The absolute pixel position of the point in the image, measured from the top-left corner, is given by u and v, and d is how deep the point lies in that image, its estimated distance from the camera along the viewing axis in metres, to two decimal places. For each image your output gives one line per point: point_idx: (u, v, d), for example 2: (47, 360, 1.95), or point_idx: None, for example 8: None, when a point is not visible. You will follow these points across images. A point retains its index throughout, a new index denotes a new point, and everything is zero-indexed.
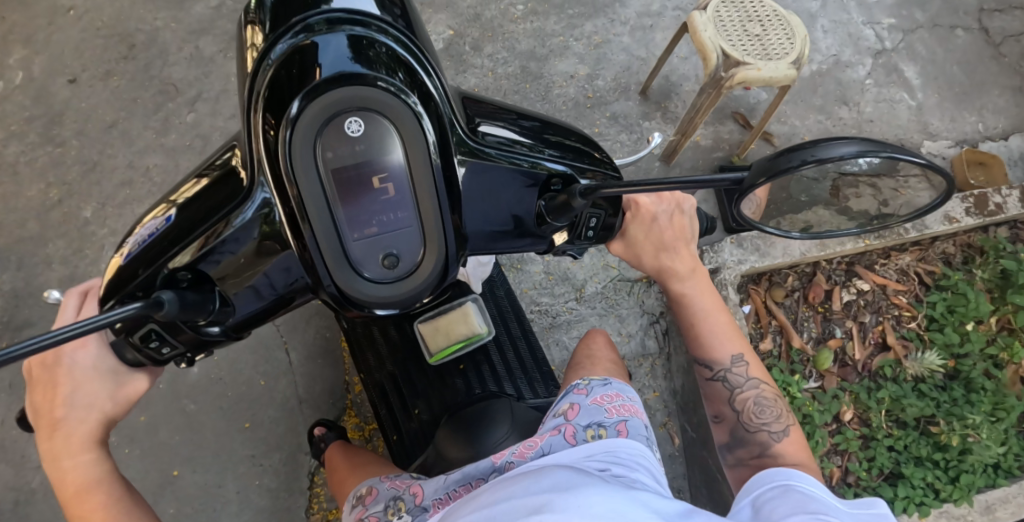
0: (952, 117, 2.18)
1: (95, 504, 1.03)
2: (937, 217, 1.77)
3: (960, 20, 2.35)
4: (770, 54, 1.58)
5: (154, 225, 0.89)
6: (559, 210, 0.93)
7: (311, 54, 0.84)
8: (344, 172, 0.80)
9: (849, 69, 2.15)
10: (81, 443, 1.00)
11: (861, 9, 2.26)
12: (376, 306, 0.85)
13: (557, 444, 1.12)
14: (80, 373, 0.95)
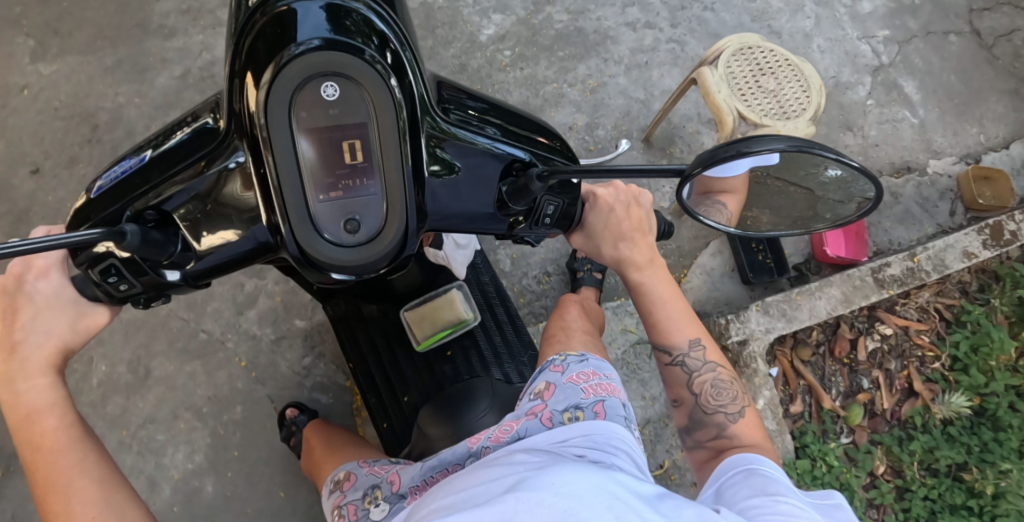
0: (954, 130, 2.12)
1: (45, 438, 0.96)
2: (956, 256, 1.73)
3: (952, 24, 2.29)
4: (788, 110, 1.49)
5: (131, 162, 0.95)
6: (521, 191, 0.96)
7: (295, 19, 0.88)
8: (316, 136, 0.84)
9: (849, 90, 2.08)
10: (34, 369, 0.96)
11: (853, 24, 2.20)
12: (340, 272, 0.88)
13: (534, 428, 1.10)
14: (40, 300, 0.94)
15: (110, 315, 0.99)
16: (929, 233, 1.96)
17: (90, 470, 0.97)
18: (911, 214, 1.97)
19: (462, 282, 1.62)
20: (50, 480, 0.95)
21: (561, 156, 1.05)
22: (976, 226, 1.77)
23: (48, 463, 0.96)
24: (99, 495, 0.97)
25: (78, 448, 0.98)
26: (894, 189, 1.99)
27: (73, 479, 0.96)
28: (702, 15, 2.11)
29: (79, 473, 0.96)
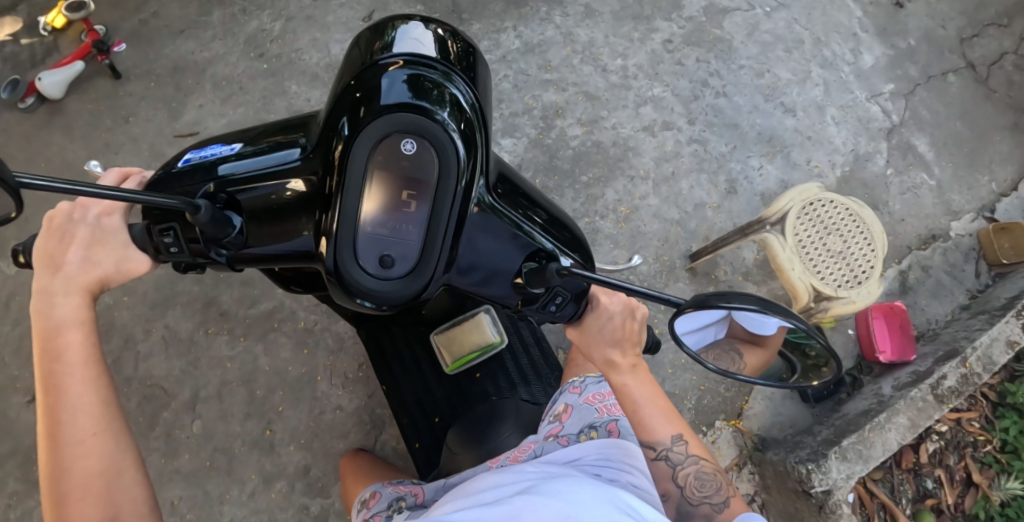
0: (969, 183, 2.11)
1: (62, 364, 0.98)
2: (1000, 347, 1.75)
3: (948, 62, 2.25)
4: (857, 272, 1.45)
5: (220, 151, 1.09)
6: (537, 275, 1.07)
7: (395, 76, 1.00)
8: (383, 177, 0.94)
9: (868, 162, 2.05)
10: (71, 289, 0.98)
11: (860, 84, 2.15)
12: (370, 303, 0.97)
13: (551, 447, 1.31)
14: (97, 230, 1.00)
15: (151, 264, 1.04)
16: (962, 302, 1.97)
17: (93, 400, 0.99)
18: (943, 286, 1.98)
19: (489, 305, 1.51)
20: (55, 409, 0.97)
21: (575, 259, 1.12)
22: (1011, 310, 1.79)
23: (54, 385, 0.98)
24: (97, 426, 0.98)
25: (86, 381, 0.99)
26: (925, 262, 1.99)
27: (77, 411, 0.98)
28: (714, 104, 2.02)
29: (85, 398, 0.98)
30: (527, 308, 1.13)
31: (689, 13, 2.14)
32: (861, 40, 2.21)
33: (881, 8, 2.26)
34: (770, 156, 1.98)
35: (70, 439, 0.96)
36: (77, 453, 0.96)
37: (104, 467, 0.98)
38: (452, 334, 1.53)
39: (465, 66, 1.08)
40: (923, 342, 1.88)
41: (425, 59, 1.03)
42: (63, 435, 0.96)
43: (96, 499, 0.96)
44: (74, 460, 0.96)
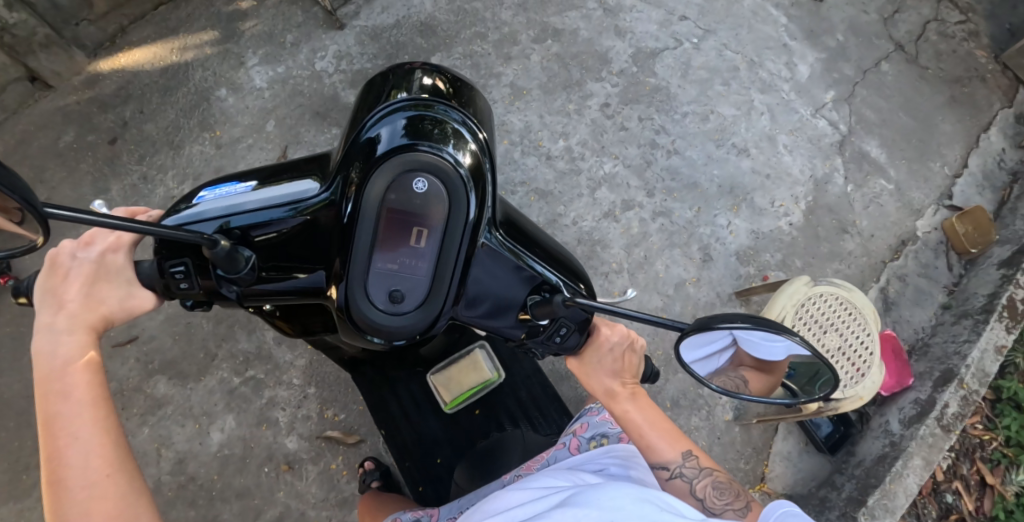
0: (924, 176, 2.11)
1: (67, 407, 0.92)
2: (990, 354, 1.78)
3: (877, 50, 2.22)
4: (858, 362, 1.43)
5: (237, 187, 1.13)
6: (541, 305, 1.12)
7: (401, 120, 1.10)
8: (393, 214, 1.02)
9: (829, 185, 2.02)
10: (75, 326, 0.96)
11: (803, 100, 2.11)
12: (383, 335, 1.04)
13: (562, 456, 1.45)
14: (100, 267, 0.99)
15: (153, 303, 1.05)
16: (942, 301, 1.99)
17: (101, 442, 0.92)
18: (922, 291, 2.00)
19: (484, 343, 1.71)
20: (63, 449, 0.90)
21: (578, 288, 1.17)
22: (993, 314, 1.83)
23: (58, 428, 0.91)
24: (109, 466, 0.91)
25: (92, 421, 0.93)
26: (901, 272, 2.00)
27: (84, 453, 0.91)
28: (669, 164, 1.95)
29: (92, 440, 0.92)
30: (532, 340, 1.17)
31: (618, 66, 2.07)
32: (792, 51, 2.17)
33: (803, 8, 2.23)
34: (735, 209, 1.93)
35: (77, 486, 0.90)
36: (86, 499, 0.89)
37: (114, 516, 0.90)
38: (449, 374, 1.70)
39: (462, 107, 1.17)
40: (915, 359, 1.90)
41: (428, 106, 1.13)
42: (68, 483, 0.89)
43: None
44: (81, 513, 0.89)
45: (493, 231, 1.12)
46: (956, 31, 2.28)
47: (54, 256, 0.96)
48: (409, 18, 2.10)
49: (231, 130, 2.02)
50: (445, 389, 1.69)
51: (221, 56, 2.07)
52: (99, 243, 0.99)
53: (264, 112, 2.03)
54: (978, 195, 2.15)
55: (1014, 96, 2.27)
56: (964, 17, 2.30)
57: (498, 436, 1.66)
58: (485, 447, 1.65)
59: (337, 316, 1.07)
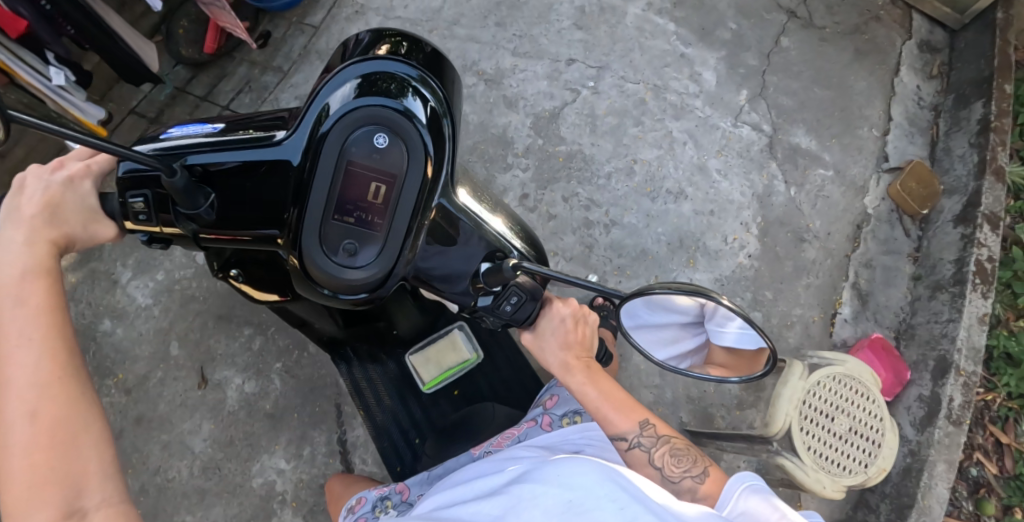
0: (857, 146, 2.04)
1: (18, 310, 0.85)
2: (974, 327, 1.76)
3: (773, 25, 2.14)
4: (872, 436, 1.41)
5: (204, 129, 1.08)
6: (494, 271, 1.03)
7: (353, 75, 0.98)
8: (354, 167, 0.95)
9: (772, 196, 1.92)
10: (34, 238, 0.90)
11: (719, 111, 1.99)
12: (338, 285, 0.99)
13: (533, 432, 1.38)
14: (65, 192, 0.95)
15: (118, 236, 1.04)
16: (911, 272, 1.95)
17: (55, 345, 0.85)
18: (890, 269, 1.95)
19: (462, 324, 1.65)
20: (15, 348, 0.83)
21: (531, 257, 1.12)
22: (966, 284, 1.80)
23: (5, 333, 0.84)
24: (63, 371, 0.84)
25: (46, 327, 0.85)
26: (866, 257, 1.94)
27: (36, 355, 0.83)
28: (611, 239, 1.81)
29: (45, 342, 0.84)
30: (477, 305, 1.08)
31: (522, 144, 1.88)
32: (691, 60, 2.04)
33: (685, 7, 2.11)
34: (692, 262, 1.82)
35: (26, 387, 0.82)
36: (32, 400, 0.82)
37: (59, 418, 0.82)
38: (428, 353, 1.63)
39: (418, 56, 1.03)
40: (904, 345, 1.86)
41: (394, 61, 1.00)
42: (15, 384, 0.82)
43: (47, 459, 0.81)
44: (25, 415, 0.81)
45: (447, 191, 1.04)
46: None
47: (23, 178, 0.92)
48: None
49: (134, 367, 1.72)
50: (423, 370, 1.62)
51: (89, 283, 1.77)
52: (69, 166, 0.96)
53: (161, 335, 1.75)
54: (910, 146, 2.11)
55: (909, 25, 2.26)
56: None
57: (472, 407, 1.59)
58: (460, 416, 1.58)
59: (294, 267, 1.02)
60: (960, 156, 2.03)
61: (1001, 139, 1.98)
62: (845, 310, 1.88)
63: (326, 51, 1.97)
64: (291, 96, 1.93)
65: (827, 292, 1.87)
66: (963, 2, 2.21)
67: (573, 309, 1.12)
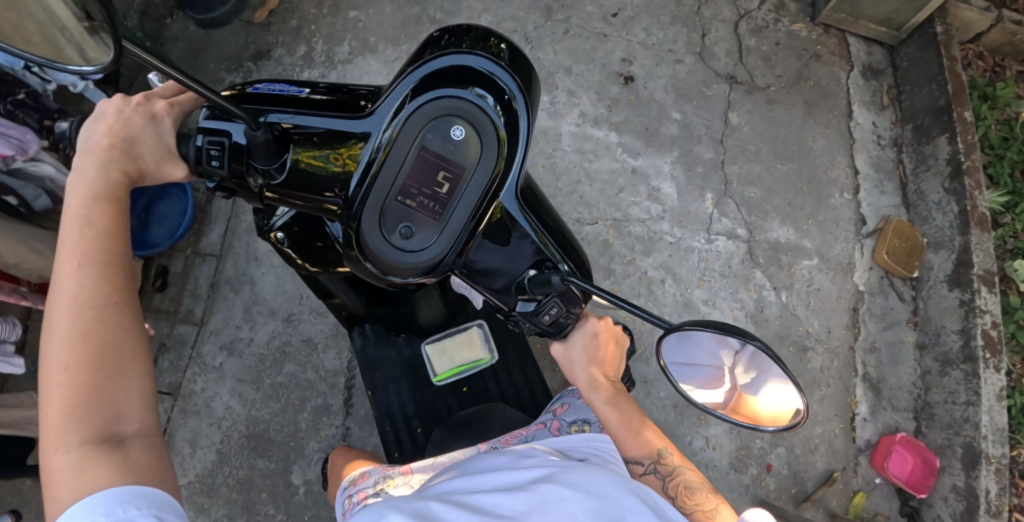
0: (833, 219, 1.91)
1: (82, 236, 0.78)
2: (994, 406, 1.70)
3: (717, 100, 1.97)
4: None
5: (287, 88, 0.92)
6: (541, 284, 0.92)
7: (428, 67, 0.85)
8: (423, 154, 0.83)
9: (765, 309, 1.79)
10: (108, 169, 0.80)
11: (689, 229, 1.81)
12: (394, 268, 0.86)
13: (541, 437, 1.30)
14: (143, 128, 0.83)
15: (187, 177, 0.89)
16: (914, 341, 1.88)
17: (113, 270, 0.79)
18: (892, 345, 1.87)
19: (483, 323, 1.58)
20: (75, 271, 0.77)
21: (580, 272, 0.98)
22: (977, 361, 1.73)
23: (66, 254, 0.77)
24: (118, 298, 0.79)
25: (108, 256, 0.79)
26: (868, 340, 1.86)
27: (90, 278, 0.77)
28: None
29: (102, 264, 0.78)
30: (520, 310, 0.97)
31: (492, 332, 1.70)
32: (644, 173, 1.84)
33: (621, 109, 1.91)
34: (704, 418, 1.70)
35: (77, 312, 0.76)
36: (88, 321, 0.76)
37: (103, 343, 0.77)
38: (444, 345, 1.56)
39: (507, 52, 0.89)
40: (925, 427, 1.81)
41: (480, 54, 0.87)
42: (63, 305, 0.76)
43: (87, 381, 0.75)
44: (75, 337, 0.76)
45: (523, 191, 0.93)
46: (768, 17, 2.11)
47: (104, 104, 0.80)
48: (228, 433, 1.63)
49: None
50: (438, 362, 1.55)
51: None
52: (155, 102, 0.85)
53: None
54: (882, 197, 1.99)
55: (847, 53, 2.13)
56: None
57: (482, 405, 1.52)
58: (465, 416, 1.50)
59: (345, 248, 0.89)
60: (936, 203, 1.93)
61: (976, 181, 1.87)
62: (862, 408, 1.80)
63: (239, 277, 1.72)
64: (215, 346, 1.68)
65: (840, 397, 1.79)
66: (898, 19, 2.08)
67: (606, 324, 1.11)
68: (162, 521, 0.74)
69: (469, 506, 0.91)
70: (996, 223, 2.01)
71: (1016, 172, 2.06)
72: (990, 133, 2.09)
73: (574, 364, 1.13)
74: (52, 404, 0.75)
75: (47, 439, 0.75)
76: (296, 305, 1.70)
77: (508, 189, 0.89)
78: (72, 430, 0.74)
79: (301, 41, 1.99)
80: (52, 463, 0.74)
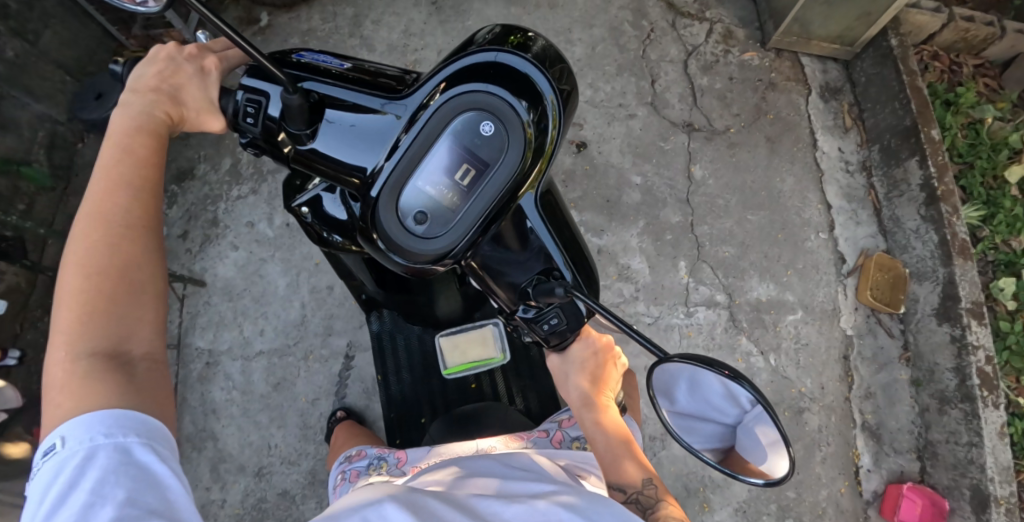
0: (811, 265, 1.83)
1: (120, 153, 0.84)
2: (998, 445, 1.66)
3: (677, 152, 1.87)
4: None
5: (331, 60, 0.93)
6: (545, 293, 0.94)
7: (467, 62, 0.85)
8: (451, 145, 0.83)
9: (754, 376, 1.74)
10: (150, 109, 0.86)
11: (666, 305, 1.75)
12: (406, 251, 0.86)
13: (541, 444, 1.24)
14: (191, 78, 0.89)
15: (222, 130, 0.93)
16: (909, 377, 1.82)
17: (147, 194, 0.84)
18: (888, 386, 1.82)
19: (497, 321, 1.39)
20: (111, 190, 0.82)
21: (587, 284, 0.98)
22: (976, 400, 1.68)
23: (105, 170, 0.83)
24: (145, 219, 0.83)
25: (144, 173, 0.85)
26: (863, 385, 1.80)
27: (118, 197, 0.82)
28: None
29: (138, 185, 0.83)
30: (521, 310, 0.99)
31: None
32: (612, 251, 1.77)
33: (578, 183, 1.81)
34: (707, 505, 1.68)
35: (103, 227, 0.81)
36: (117, 236, 0.81)
37: (126, 260, 0.81)
38: (458, 342, 1.39)
39: (545, 52, 0.89)
40: (931, 466, 1.76)
41: (519, 53, 0.87)
42: (99, 215, 0.81)
43: (104, 297, 0.79)
44: (102, 247, 0.80)
45: (541, 198, 0.94)
46: (715, 48, 2.02)
47: (157, 48, 0.87)
48: None
49: None
50: (450, 358, 1.39)
51: None
52: (205, 57, 0.90)
53: None
54: (858, 228, 1.92)
55: (803, 76, 2.04)
56: (698, 22, 2.04)
57: (482, 405, 1.45)
58: (465, 411, 1.44)
59: (361, 229, 0.89)
60: (914, 230, 1.85)
61: (953, 205, 1.79)
62: (865, 459, 1.76)
63: (199, 431, 1.60)
64: None
65: (841, 453, 1.74)
66: (850, 35, 1.99)
67: (601, 343, 1.11)
68: (155, 451, 0.77)
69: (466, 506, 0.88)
70: (976, 237, 1.95)
71: (988, 179, 1.99)
72: (957, 140, 2.01)
73: (566, 375, 1.11)
74: (67, 310, 0.78)
75: (57, 339, 0.78)
76: (266, 452, 1.59)
77: (526, 193, 0.90)
78: (82, 337, 0.78)
79: (225, 152, 1.77)
80: (58, 362, 0.77)
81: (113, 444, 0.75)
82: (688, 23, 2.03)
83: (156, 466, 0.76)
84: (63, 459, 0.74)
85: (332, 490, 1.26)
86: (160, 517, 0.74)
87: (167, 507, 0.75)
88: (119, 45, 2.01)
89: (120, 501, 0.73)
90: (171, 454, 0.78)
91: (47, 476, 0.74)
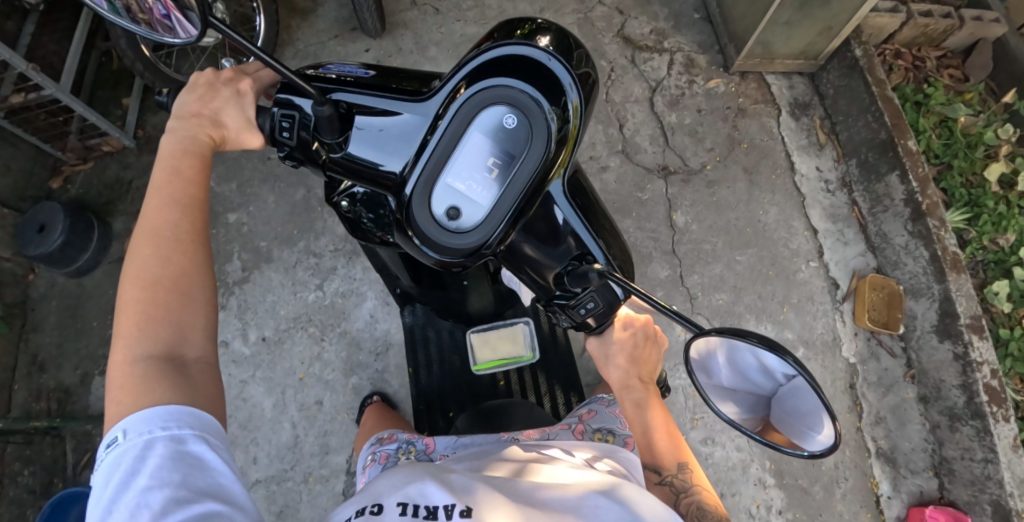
0: (805, 299, 1.81)
1: (171, 175, 0.88)
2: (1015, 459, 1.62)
3: (655, 200, 1.83)
4: None
5: (359, 72, 0.93)
6: (579, 279, 0.89)
7: (485, 59, 0.83)
8: (475, 140, 0.81)
9: None
10: (195, 133, 0.90)
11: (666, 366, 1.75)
12: (440, 247, 0.83)
13: (563, 435, 1.18)
14: (233, 101, 0.92)
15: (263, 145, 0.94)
16: (916, 395, 1.80)
17: (193, 214, 0.88)
18: (897, 407, 1.79)
19: (529, 321, 1.56)
20: (163, 209, 0.87)
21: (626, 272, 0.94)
22: (986, 417, 1.65)
23: (156, 193, 0.88)
24: (193, 235, 0.87)
25: (190, 193, 0.89)
26: (872, 411, 1.78)
27: (168, 218, 0.86)
28: None
29: (184, 204, 0.87)
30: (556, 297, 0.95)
31: None
32: None
33: None
34: None
35: (156, 244, 0.85)
36: (168, 250, 0.85)
37: (179, 271, 0.85)
38: (491, 337, 1.54)
39: (562, 41, 0.86)
40: (948, 483, 1.72)
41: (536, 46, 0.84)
42: (151, 233, 0.85)
43: (159, 304, 0.83)
44: (158, 263, 0.84)
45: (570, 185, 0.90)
46: (679, 80, 1.95)
47: (197, 77, 0.91)
48: None
49: None
50: (482, 352, 1.53)
51: None
52: (240, 80, 0.93)
53: None
54: (847, 249, 1.88)
55: (770, 96, 1.98)
56: (658, 53, 1.98)
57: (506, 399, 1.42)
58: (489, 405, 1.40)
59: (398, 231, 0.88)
60: (903, 246, 1.81)
61: (939, 218, 1.76)
62: (884, 487, 1.74)
63: None
64: None
65: (857, 487, 1.73)
66: (813, 49, 1.93)
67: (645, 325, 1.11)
68: (206, 440, 0.79)
69: (505, 487, 0.86)
70: (963, 239, 1.93)
71: (968, 178, 1.97)
72: (932, 141, 1.98)
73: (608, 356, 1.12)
74: (128, 318, 0.82)
75: (119, 344, 0.82)
76: None
77: (555, 178, 0.86)
78: (142, 341, 0.81)
79: None
80: (119, 369, 0.81)
81: (169, 435, 0.77)
82: (648, 57, 1.97)
83: (209, 456, 0.79)
84: (124, 450, 0.76)
85: (359, 472, 1.19)
86: (214, 499, 0.76)
87: (219, 490, 0.78)
88: (56, 160, 1.89)
89: (176, 486, 0.75)
90: (222, 444, 0.81)
91: (109, 466, 0.76)
